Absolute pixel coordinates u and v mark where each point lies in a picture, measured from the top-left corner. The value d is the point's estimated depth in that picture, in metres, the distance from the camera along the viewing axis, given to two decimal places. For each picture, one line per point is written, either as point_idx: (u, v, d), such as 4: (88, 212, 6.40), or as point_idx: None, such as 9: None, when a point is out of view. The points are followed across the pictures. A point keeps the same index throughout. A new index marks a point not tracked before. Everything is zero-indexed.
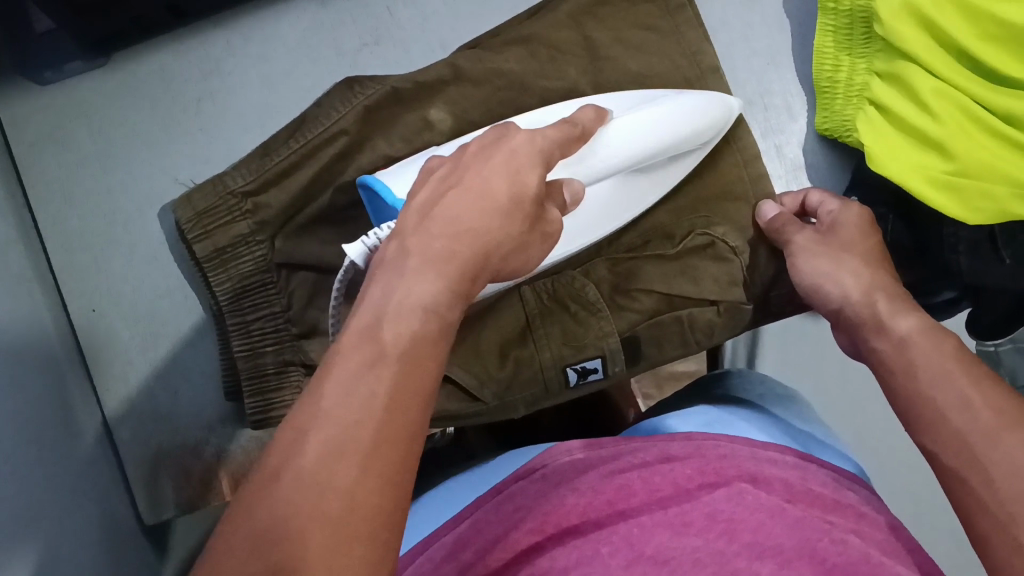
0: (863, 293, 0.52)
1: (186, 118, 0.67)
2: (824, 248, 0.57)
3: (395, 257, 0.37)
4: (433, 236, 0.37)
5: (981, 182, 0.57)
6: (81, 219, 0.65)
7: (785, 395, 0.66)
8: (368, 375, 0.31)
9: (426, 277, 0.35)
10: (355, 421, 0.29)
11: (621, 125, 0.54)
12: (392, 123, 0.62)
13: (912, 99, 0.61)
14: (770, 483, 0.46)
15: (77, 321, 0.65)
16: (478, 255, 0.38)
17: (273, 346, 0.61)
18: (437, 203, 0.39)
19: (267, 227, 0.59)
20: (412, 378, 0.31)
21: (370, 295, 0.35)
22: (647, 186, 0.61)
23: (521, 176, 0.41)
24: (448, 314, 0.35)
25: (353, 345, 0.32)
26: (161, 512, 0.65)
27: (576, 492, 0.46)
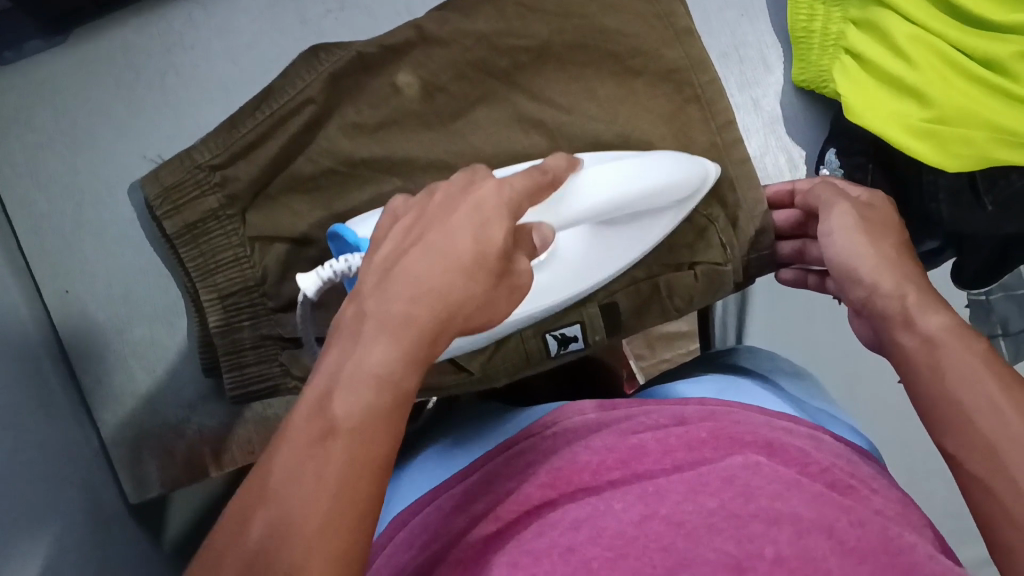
0: (895, 285, 0.47)
1: (147, 93, 0.65)
2: (863, 228, 0.51)
3: (350, 323, 0.35)
4: (389, 299, 0.35)
5: (960, 129, 0.56)
6: (49, 200, 0.64)
7: (794, 372, 0.66)
8: (315, 455, 0.31)
9: (375, 346, 0.33)
10: (299, 507, 0.30)
11: (598, 171, 0.51)
12: (358, 90, 0.59)
13: (888, 48, 0.59)
14: (787, 451, 0.44)
15: (52, 302, 0.64)
16: (439, 319, 0.35)
17: (250, 323, 0.60)
18: (399, 261, 0.37)
19: (237, 201, 0.58)
20: (365, 452, 0.31)
21: (326, 365, 0.34)
22: (620, 241, 0.57)
23: (487, 232, 0.37)
24: (402, 381, 0.33)
25: (303, 421, 0.32)
26: (147, 491, 0.65)
27: (590, 450, 0.46)
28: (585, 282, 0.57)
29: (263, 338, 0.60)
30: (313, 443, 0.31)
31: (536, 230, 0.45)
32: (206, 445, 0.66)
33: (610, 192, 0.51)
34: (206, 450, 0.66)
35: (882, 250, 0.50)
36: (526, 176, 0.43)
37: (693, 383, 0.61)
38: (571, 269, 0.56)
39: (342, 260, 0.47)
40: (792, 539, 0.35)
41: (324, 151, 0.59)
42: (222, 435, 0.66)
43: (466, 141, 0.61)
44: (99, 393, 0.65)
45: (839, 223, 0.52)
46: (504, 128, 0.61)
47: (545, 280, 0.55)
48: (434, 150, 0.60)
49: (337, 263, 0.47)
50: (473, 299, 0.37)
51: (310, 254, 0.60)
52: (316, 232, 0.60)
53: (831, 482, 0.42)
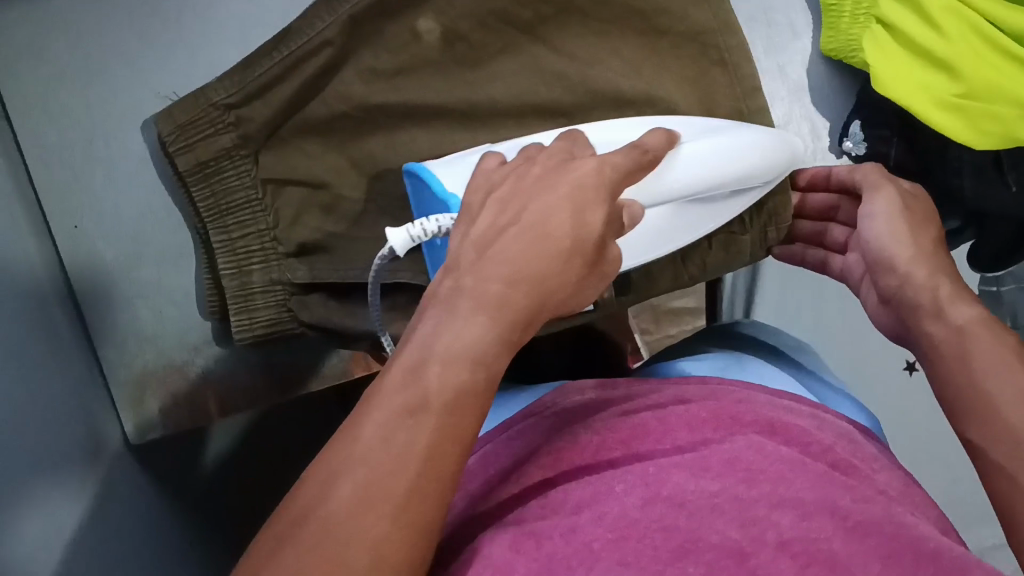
0: (928, 276, 0.48)
1: (162, 29, 0.64)
2: (906, 217, 0.52)
3: (447, 295, 0.36)
4: (489, 276, 0.36)
5: (987, 103, 0.56)
6: (60, 134, 0.63)
7: (795, 346, 0.65)
8: (409, 424, 0.32)
9: (475, 322, 0.35)
10: (387, 471, 0.31)
11: (690, 147, 0.52)
12: (378, 34, 0.57)
13: (920, 18, 0.58)
14: (789, 431, 0.44)
15: (60, 238, 0.63)
16: (534, 303, 0.37)
17: (260, 266, 0.59)
18: (496, 240, 0.38)
19: (250, 141, 0.58)
20: (453, 428, 0.32)
21: (420, 336, 0.35)
22: (703, 216, 0.56)
23: (584, 218, 0.39)
24: (492, 363, 0.35)
25: (398, 385, 0.33)
26: (148, 433, 0.66)
27: (592, 431, 0.46)
28: (661, 254, 0.56)
29: (272, 281, 0.60)
30: (405, 412, 0.32)
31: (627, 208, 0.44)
32: (209, 388, 0.68)
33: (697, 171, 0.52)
34: (210, 394, 0.68)
35: (921, 242, 0.50)
36: (623, 156, 0.43)
37: (697, 359, 0.60)
38: (655, 240, 0.55)
39: (435, 219, 0.48)
40: (794, 522, 0.35)
41: (340, 96, 0.58)
42: (225, 375, 0.68)
43: (482, 92, 0.59)
44: (103, 331, 0.65)
45: (883, 212, 0.52)
46: (526, 81, 0.60)
47: (632, 250, 0.54)
48: (453, 95, 0.59)
49: (429, 222, 0.48)
50: (564, 284, 0.38)
51: (325, 199, 0.60)
52: (328, 176, 0.60)
53: (831, 462, 0.42)
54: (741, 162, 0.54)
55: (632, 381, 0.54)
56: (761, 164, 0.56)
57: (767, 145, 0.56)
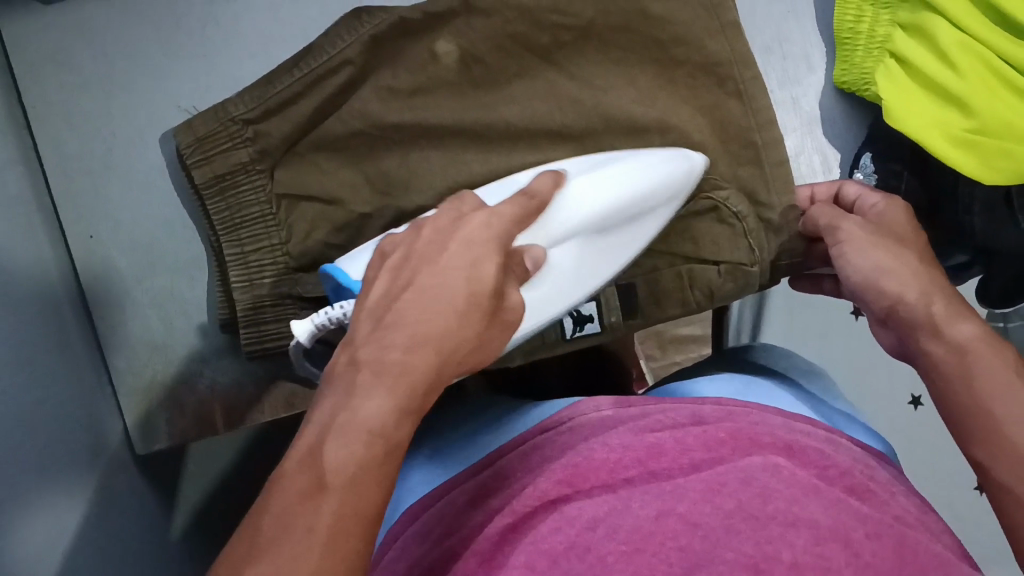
0: (921, 294, 0.46)
1: (186, 43, 0.65)
2: (877, 240, 0.49)
3: (345, 370, 0.35)
4: (388, 345, 0.35)
5: (1000, 140, 0.55)
6: (80, 143, 0.64)
7: (809, 370, 0.65)
8: (305, 508, 0.30)
9: (374, 395, 0.33)
10: (290, 555, 0.29)
11: (572, 193, 0.53)
12: (397, 55, 0.59)
13: (935, 54, 0.58)
14: (806, 454, 0.44)
15: (75, 246, 0.64)
16: (437, 365, 0.36)
17: (272, 280, 0.60)
18: (394, 302, 0.37)
19: (267, 156, 0.58)
20: (356, 505, 0.31)
21: (319, 416, 0.34)
22: (609, 255, 0.56)
23: (479, 271, 0.38)
24: (395, 432, 0.33)
25: (295, 470, 0.31)
26: (154, 443, 0.66)
27: (607, 447, 0.44)
28: (584, 293, 0.55)
29: (280, 295, 0.60)
30: (302, 498, 0.30)
31: (528, 251, 0.45)
32: (215, 400, 0.66)
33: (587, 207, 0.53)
34: (216, 406, 0.66)
35: (904, 260, 0.48)
36: (512, 203, 0.45)
37: (711, 380, 0.60)
38: (574, 280, 0.54)
39: (338, 307, 0.48)
40: (808, 546, 0.36)
41: (357, 113, 0.59)
42: (233, 390, 0.67)
43: (495, 112, 0.60)
44: (115, 340, 0.65)
45: (852, 240, 0.50)
46: (542, 104, 0.60)
47: (554, 296, 0.53)
48: (466, 112, 0.60)
49: (332, 310, 0.48)
50: (467, 338, 0.37)
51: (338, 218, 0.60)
52: (343, 192, 0.60)
53: (849, 486, 0.41)
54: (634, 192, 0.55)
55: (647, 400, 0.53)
56: (655, 189, 0.56)
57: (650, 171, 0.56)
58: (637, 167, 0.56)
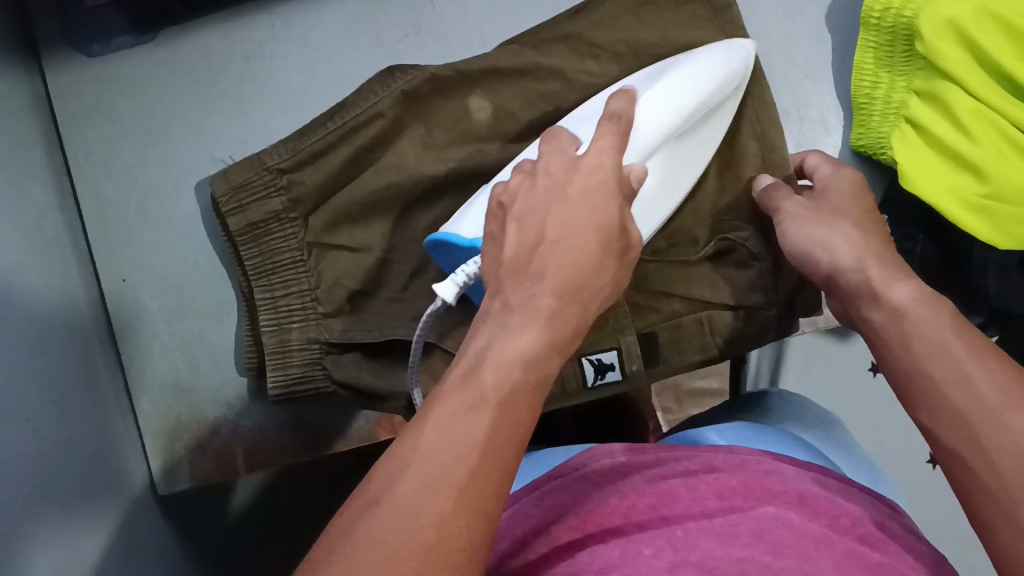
0: (854, 260, 0.48)
1: (225, 98, 0.68)
2: (814, 214, 0.52)
3: (498, 313, 0.38)
4: (536, 294, 0.38)
5: (1016, 207, 0.57)
6: (118, 191, 0.67)
7: (824, 420, 0.66)
8: (468, 415, 0.33)
9: (527, 331, 0.37)
10: (454, 457, 0.31)
11: (650, 98, 0.54)
12: (431, 110, 0.61)
13: (949, 120, 0.60)
14: (817, 503, 0.44)
15: (108, 289, 0.66)
16: (582, 316, 0.39)
17: (299, 325, 0.60)
18: (535, 250, 0.41)
19: (301, 205, 0.60)
20: (509, 425, 0.33)
21: (473, 345, 0.37)
22: (694, 154, 0.58)
23: (603, 212, 0.42)
24: (547, 363, 0.36)
25: (455, 387, 0.34)
26: (175, 484, 0.66)
27: (621, 493, 0.46)
28: (678, 200, 0.58)
29: (309, 340, 0.61)
30: (467, 406, 0.33)
31: (630, 171, 0.46)
32: (237, 443, 0.67)
33: (666, 116, 0.54)
34: (237, 449, 0.67)
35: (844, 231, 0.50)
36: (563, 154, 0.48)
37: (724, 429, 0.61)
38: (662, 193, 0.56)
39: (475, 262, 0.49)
40: None
41: (394, 165, 0.60)
42: (253, 433, 0.67)
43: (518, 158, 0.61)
44: (142, 383, 0.66)
45: (789, 217, 0.53)
46: None
47: (649, 211, 0.56)
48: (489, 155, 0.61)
49: (469, 266, 0.49)
50: (600, 288, 0.41)
51: (368, 262, 0.60)
52: (372, 240, 0.60)
53: (861, 536, 0.41)
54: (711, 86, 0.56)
55: (661, 447, 0.53)
56: (723, 84, 0.57)
57: (725, 61, 0.57)
58: (703, 61, 0.56)
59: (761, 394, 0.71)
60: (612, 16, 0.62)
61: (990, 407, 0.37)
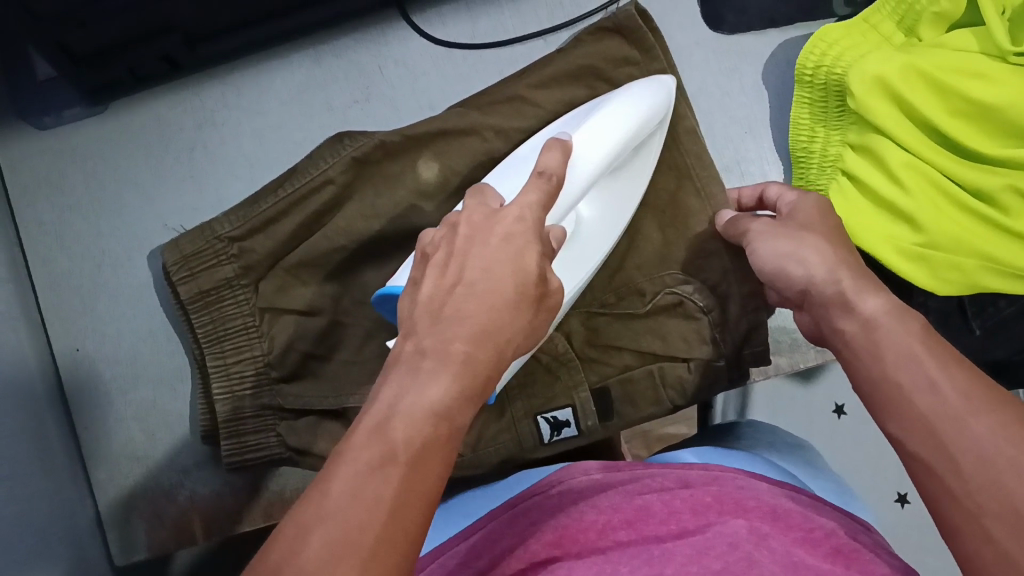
0: (828, 272, 0.46)
1: (176, 166, 0.69)
2: (783, 231, 0.51)
3: (411, 357, 0.36)
4: (450, 337, 0.36)
5: (948, 254, 0.59)
6: (71, 262, 0.67)
7: (795, 445, 0.65)
8: (376, 477, 0.30)
9: (438, 379, 0.34)
10: (357, 524, 0.28)
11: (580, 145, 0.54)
12: (378, 175, 0.62)
13: (883, 172, 0.62)
14: (790, 516, 0.42)
15: (62, 360, 0.66)
16: (494, 360, 0.37)
17: (253, 391, 0.61)
18: (447, 301, 0.38)
19: (252, 271, 0.60)
20: (420, 487, 0.31)
21: (382, 397, 0.34)
22: (622, 189, 0.60)
23: (522, 260, 0.40)
24: (458, 416, 0.34)
25: (364, 442, 0.32)
26: (133, 554, 0.65)
27: (597, 509, 0.45)
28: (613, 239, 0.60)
29: (263, 406, 0.61)
30: (373, 467, 0.30)
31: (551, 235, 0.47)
32: (195, 510, 0.66)
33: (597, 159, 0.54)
34: (196, 517, 0.66)
35: (818, 247, 0.48)
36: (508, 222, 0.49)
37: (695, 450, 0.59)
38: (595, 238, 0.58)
39: None
40: None
41: (342, 231, 0.61)
42: (212, 501, 0.66)
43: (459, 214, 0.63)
44: (97, 454, 0.66)
45: (760, 235, 0.53)
46: None
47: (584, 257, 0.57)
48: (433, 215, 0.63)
49: None
50: (517, 333, 0.39)
51: (320, 326, 0.61)
52: (324, 303, 0.61)
53: (834, 546, 0.39)
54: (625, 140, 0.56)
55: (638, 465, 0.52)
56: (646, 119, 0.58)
57: (639, 103, 0.58)
58: (626, 97, 0.58)
59: (732, 425, 0.70)
60: (552, 78, 0.65)
61: (953, 413, 0.34)
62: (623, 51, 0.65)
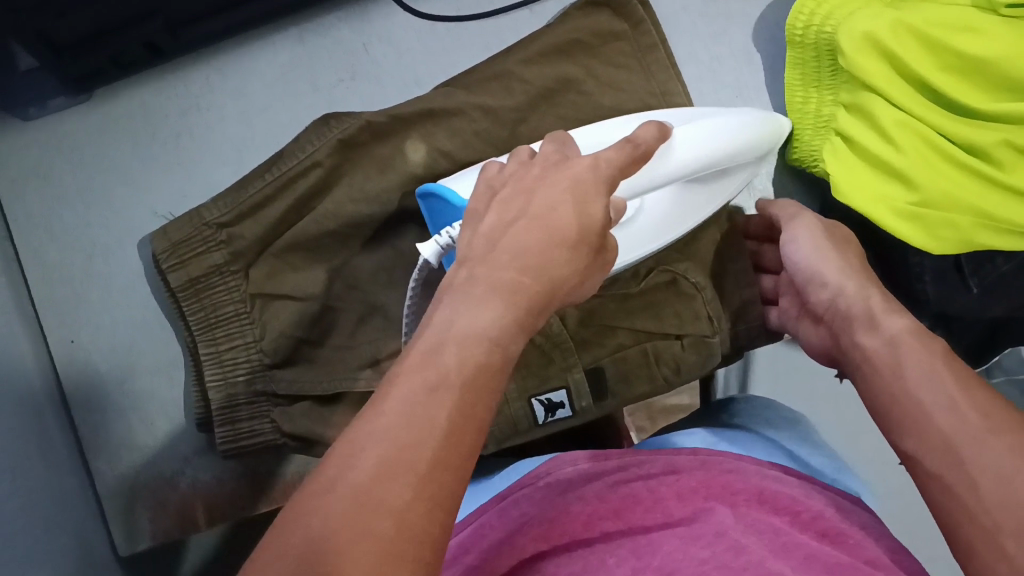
0: (859, 287, 0.50)
1: (163, 153, 0.68)
2: (824, 239, 0.55)
3: (462, 284, 0.37)
4: (503, 265, 0.37)
5: (943, 212, 0.59)
6: (61, 253, 0.67)
7: (796, 421, 0.62)
8: (427, 398, 0.31)
9: (490, 305, 0.35)
10: (409, 441, 0.29)
11: (684, 134, 0.52)
12: (366, 155, 0.62)
13: (877, 132, 0.61)
14: (779, 499, 0.42)
15: (57, 351, 0.66)
16: (546, 292, 0.38)
17: (245, 377, 0.60)
18: (506, 232, 0.39)
19: (241, 258, 0.60)
20: (470, 408, 0.31)
21: (435, 320, 0.35)
22: (706, 195, 0.59)
23: (588, 208, 0.40)
24: (507, 344, 0.35)
25: (413, 366, 0.32)
26: (137, 543, 0.65)
27: (583, 500, 0.43)
28: (684, 229, 0.59)
29: (257, 393, 0.61)
30: (425, 389, 0.31)
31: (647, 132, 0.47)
32: (197, 498, 0.66)
33: (699, 148, 0.52)
34: (198, 504, 0.66)
35: (849, 261, 0.53)
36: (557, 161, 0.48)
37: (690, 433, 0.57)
38: (662, 227, 0.58)
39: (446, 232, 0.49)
40: None
41: (331, 214, 0.60)
42: (215, 488, 0.66)
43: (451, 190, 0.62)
44: (96, 445, 0.66)
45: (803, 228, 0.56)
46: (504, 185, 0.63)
47: (646, 238, 0.57)
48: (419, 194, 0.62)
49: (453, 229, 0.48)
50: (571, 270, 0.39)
51: (310, 311, 0.60)
52: (314, 288, 0.60)
53: (822, 531, 0.40)
54: (730, 144, 0.54)
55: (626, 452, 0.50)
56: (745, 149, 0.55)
57: (745, 130, 0.55)
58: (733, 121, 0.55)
59: (729, 402, 0.67)
60: (542, 53, 0.64)
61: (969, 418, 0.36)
62: (612, 24, 0.65)
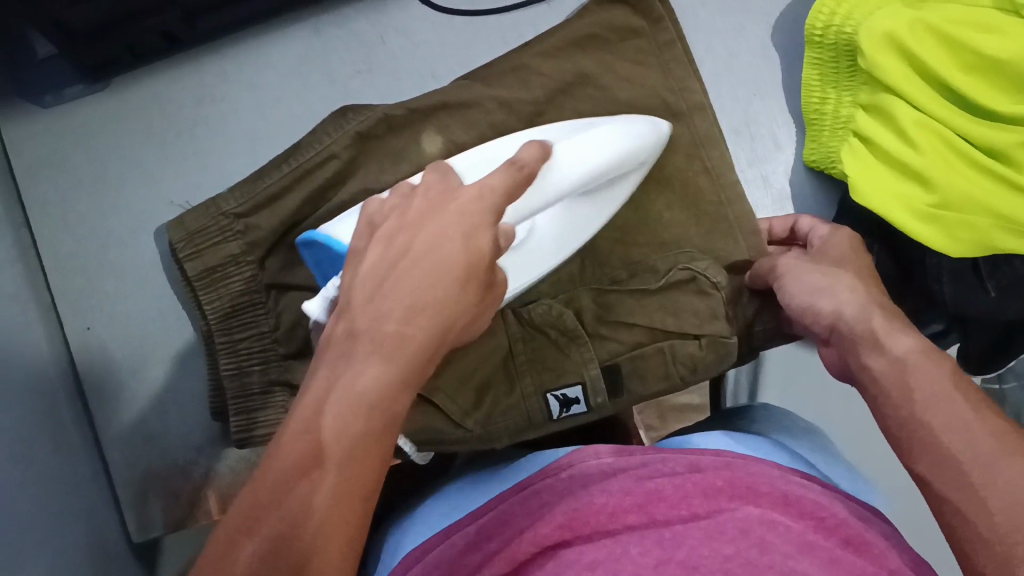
0: (859, 309, 0.47)
1: (179, 142, 0.68)
2: (815, 267, 0.52)
3: (340, 340, 0.38)
4: (383, 316, 0.38)
5: (963, 214, 0.58)
6: (76, 241, 0.67)
7: (812, 430, 0.61)
8: (303, 482, 0.34)
9: (369, 367, 0.36)
10: (289, 523, 0.33)
11: (568, 153, 0.51)
12: (382, 147, 0.62)
13: (896, 133, 0.61)
14: (803, 502, 0.42)
15: (72, 339, 0.66)
16: (433, 342, 0.39)
17: (260, 367, 0.61)
18: (392, 268, 0.39)
19: (256, 248, 0.59)
20: (351, 481, 0.34)
21: (318, 379, 0.37)
22: (590, 210, 0.59)
23: (474, 241, 0.40)
24: (392, 405, 0.36)
25: (294, 439, 0.35)
26: (150, 531, 0.66)
27: (607, 492, 0.43)
28: (575, 247, 0.59)
29: (272, 384, 0.61)
30: (301, 469, 0.34)
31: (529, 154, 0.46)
32: (210, 487, 0.66)
33: (582, 164, 0.52)
34: (210, 494, 0.66)
35: (853, 281, 0.49)
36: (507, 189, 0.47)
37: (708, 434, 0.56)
38: (555, 244, 0.57)
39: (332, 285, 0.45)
40: None
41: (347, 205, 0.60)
42: (227, 477, 0.67)
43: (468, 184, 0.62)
44: (110, 433, 0.66)
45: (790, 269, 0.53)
46: None
47: (536, 256, 0.56)
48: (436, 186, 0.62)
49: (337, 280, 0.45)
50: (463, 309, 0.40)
51: None
52: None
53: (846, 538, 0.40)
54: (609, 157, 0.54)
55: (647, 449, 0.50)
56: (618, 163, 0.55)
57: (621, 143, 0.55)
58: (620, 140, 0.55)
59: (746, 408, 0.67)
60: (558, 47, 0.64)
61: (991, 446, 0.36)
62: (630, 19, 0.65)
